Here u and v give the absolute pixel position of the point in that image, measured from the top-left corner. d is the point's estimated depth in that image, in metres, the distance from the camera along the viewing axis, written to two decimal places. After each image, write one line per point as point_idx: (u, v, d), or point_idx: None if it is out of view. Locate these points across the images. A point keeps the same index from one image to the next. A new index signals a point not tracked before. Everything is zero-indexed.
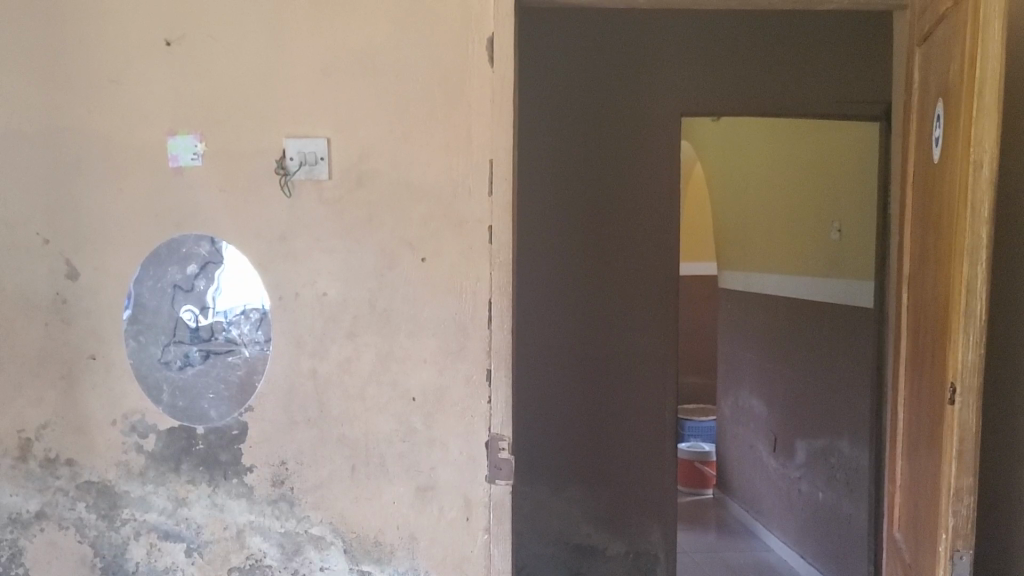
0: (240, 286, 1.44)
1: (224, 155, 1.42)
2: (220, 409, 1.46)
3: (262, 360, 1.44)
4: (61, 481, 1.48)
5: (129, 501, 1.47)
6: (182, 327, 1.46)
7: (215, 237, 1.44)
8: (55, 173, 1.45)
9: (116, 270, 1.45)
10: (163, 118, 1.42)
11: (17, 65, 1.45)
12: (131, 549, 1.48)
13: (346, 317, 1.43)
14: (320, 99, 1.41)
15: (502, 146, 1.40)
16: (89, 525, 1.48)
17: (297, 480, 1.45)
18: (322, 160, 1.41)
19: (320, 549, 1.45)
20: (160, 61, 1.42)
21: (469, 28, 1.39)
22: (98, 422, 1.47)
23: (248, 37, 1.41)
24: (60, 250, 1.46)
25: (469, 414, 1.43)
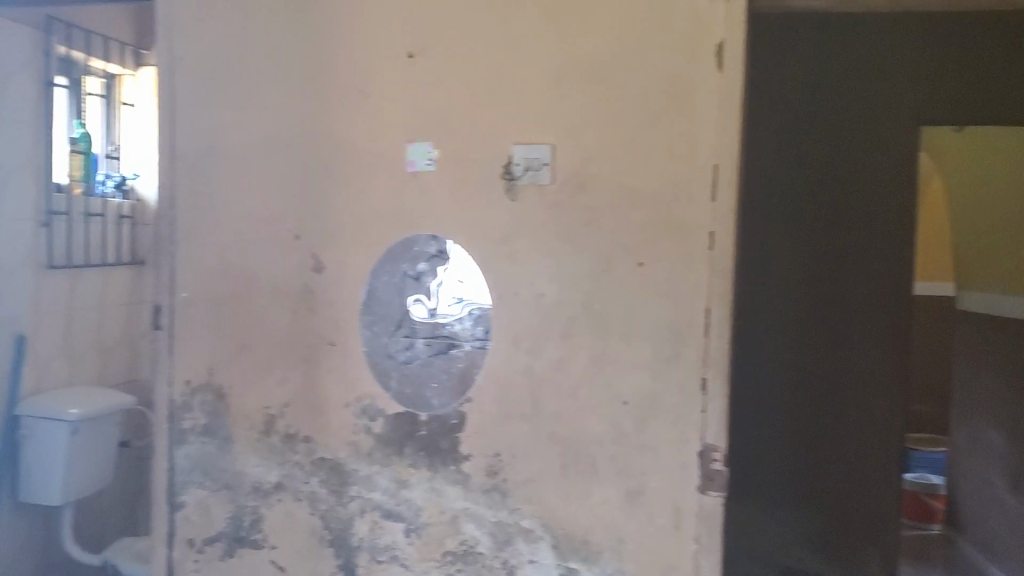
0: (464, 283, 1.50)
1: (456, 160, 1.49)
2: (442, 398, 1.53)
3: (482, 355, 1.50)
4: (298, 456, 1.61)
5: (357, 480, 1.58)
6: (413, 319, 1.54)
7: (444, 235, 1.51)
8: (307, 175, 1.58)
9: (355, 264, 1.56)
10: (403, 125, 1.52)
11: (278, 77, 1.59)
12: (356, 525, 1.58)
13: (562, 318, 1.46)
14: (546, 107, 1.45)
15: (726, 152, 1.38)
16: (320, 499, 1.60)
17: (510, 473, 1.50)
18: (546, 166, 1.45)
19: (529, 542, 1.49)
20: (402, 72, 1.52)
21: (698, 34, 1.39)
22: (331, 404, 1.59)
23: (484, 48, 1.48)
24: (308, 244, 1.58)
25: (682, 422, 1.42)
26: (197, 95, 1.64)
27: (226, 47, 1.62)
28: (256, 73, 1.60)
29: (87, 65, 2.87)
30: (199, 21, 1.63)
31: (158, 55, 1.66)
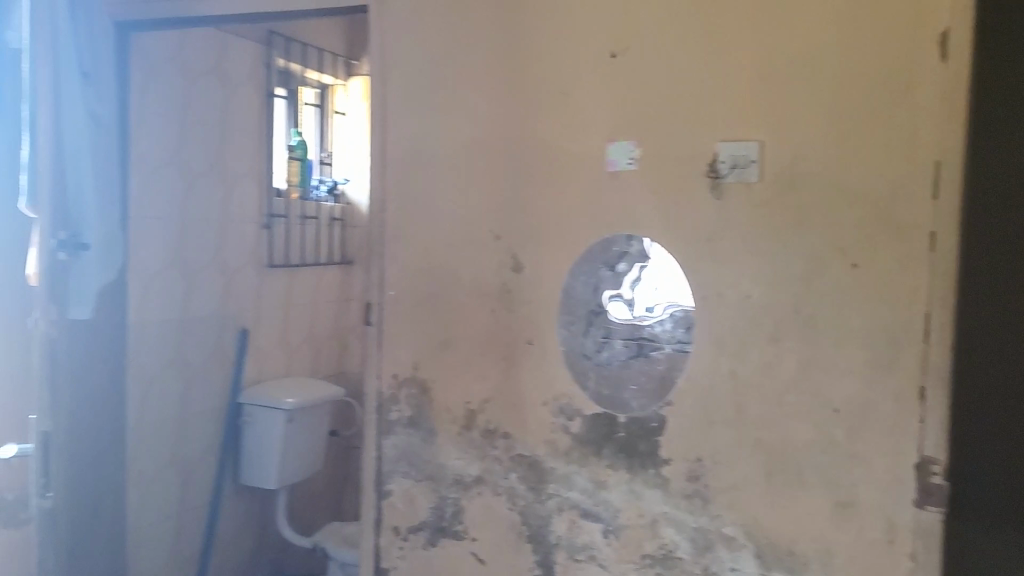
0: (664, 284, 1.51)
1: (657, 159, 1.50)
2: (641, 400, 1.54)
3: (682, 357, 1.50)
4: (498, 452, 1.66)
5: (555, 478, 1.62)
6: (611, 320, 1.56)
7: (644, 237, 1.52)
8: (509, 178, 1.63)
9: (555, 264, 1.60)
10: (604, 125, 1.54)
11: (482, 79, 1.64)
12: (554, 522, 1.62)
13: (767, 322, 1.44)
14: (750, 103, 1.43)
15: (947, 147, 1.31)
16: (519, 495, 1.65)
17: (711, 478, 1.49)
18: (753, 163, 1.43)
19: (731, 549, 1.48)
20: (604, 72, 1.54)
21: (918, 20, 1.31)
22: (532, 402, 1.63)
23: (686, 47, 1.47)
24: (508, 244, 1.63)
25: (898, 433, 1.36)
26: (404, 99, 1.71)
27: (431, 52, 1.68)
28: (460, 79, 1.66)
29: (303, 76, 3.03)
30: (407, 28, 1.70)
31: (370, 64, 1.74)
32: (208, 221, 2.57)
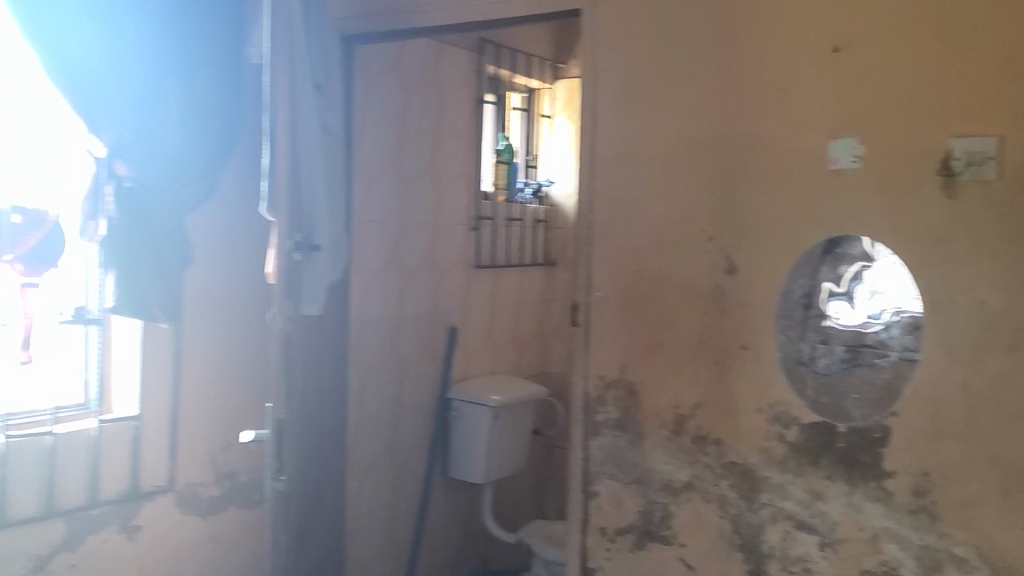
0: (887, 291, 1.54)
1: (881, 158, 1.52)
2: (864, 410, 1.56)
3: (909, 366, 1.51)
4: (708, 458, 1.72)
5: (768, 487, 1.65)
6: (831, 327, 1.63)
7: (865, 237, 1.55)
8: (724, 177, 1.70)
9: (770, 266, 1.65)
10: (825, 122, 1.58)
11: (701, 78, 1.72)
12: (767, 532, 1.66)
13: (1005, 331, 1.42)
14: (981, 96, 1.43)
15: None
16: (731, 502, 1.70)
17: (939, 495, 1.48)
18: (991, 159, 1.42)
19: (963, 571, 1.46)
20: (827, 67, 1.58)
21: None
22: (745, 408, 1.68)
23: (918, 38, 1.49)
24: (721, 246, 1.70)
25: None
26: (620, 101, 1.81)
27: (649, 54, 1.78)
28: (678, 79, 1.74)
29: (512, 83, 3.27)
30: (625, 31, 1.80)
31: (581, 70, 1.86)
32: (422, 224, 2.78)
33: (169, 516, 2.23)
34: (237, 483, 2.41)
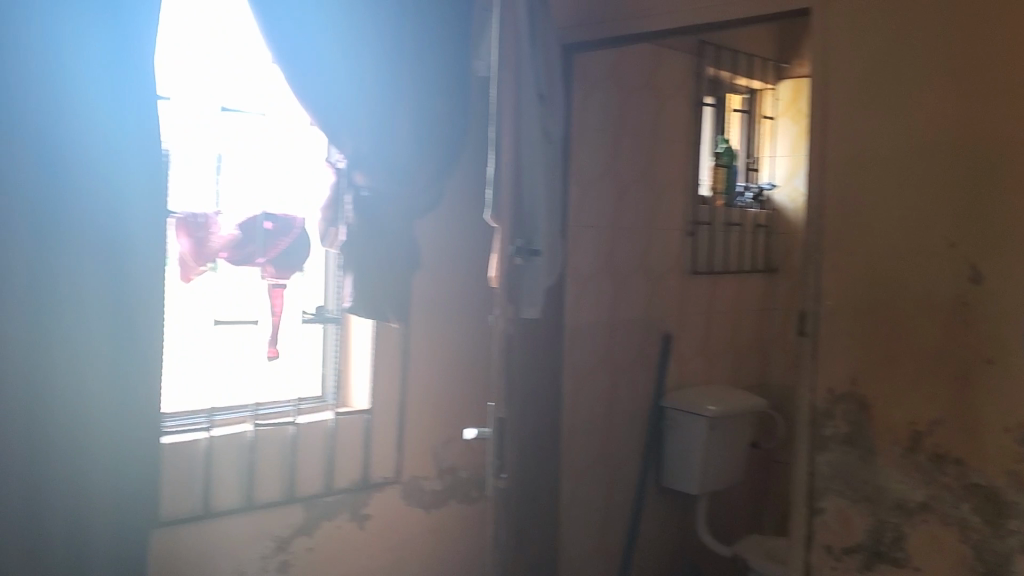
0: None
1: None
2: None
3: None
4: (947, 479, 1.77)
5: (1012, 514, 1.68)
6: None
7: None
8: (968, 184, 1.73)
9: (1016, 272, 1.68)
10: None
11: (943, 84, 1.77)
12: (1010, 559, 1.69)
13: None
14: None
15: None
16: (971, 527, 1.74)
17: None
18: None
19: None
20: None
21: None
22: (988, 428, 1.71)
23: None
24: (964, 253, 1.74)
25: None
26: (857, 109, 1.88)
27: (886, 62, 1.84)
28: (913, 91, 1.81)
29: (732, 84, 3.19)
30: (859, 39, 1.87)
31: (813, 82, 1.93)
32: (637, 230, 2.81)
33: (395, 508, 2.36)
34: (457, 479, 2.52)
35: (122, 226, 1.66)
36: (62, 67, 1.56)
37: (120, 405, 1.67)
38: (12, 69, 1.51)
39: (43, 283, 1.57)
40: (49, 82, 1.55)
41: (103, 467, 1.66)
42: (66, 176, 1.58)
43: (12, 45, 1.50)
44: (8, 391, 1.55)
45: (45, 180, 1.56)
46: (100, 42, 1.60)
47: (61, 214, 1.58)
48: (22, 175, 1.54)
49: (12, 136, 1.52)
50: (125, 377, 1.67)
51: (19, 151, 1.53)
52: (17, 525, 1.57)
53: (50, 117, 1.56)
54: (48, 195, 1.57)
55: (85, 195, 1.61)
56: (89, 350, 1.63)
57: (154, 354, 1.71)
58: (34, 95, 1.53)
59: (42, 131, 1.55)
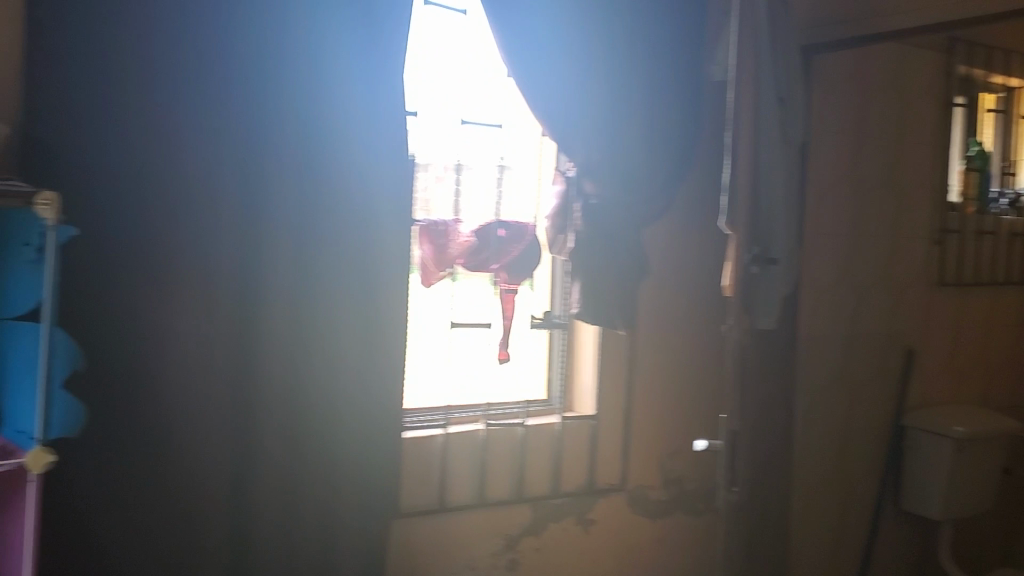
0: None
1: None
2: None
3: None
4: None
5: None
6: None
7: None
8: None
9: None
10: None
11: None
12: None
13: None
14: None
15: None
16: None
17: None
18: None
19: None
20: None
21: None
22: None
23: None
24: None
25: None
26: None
27: None
28: None
29: (985, 83, 2.93)
30: None
31: None
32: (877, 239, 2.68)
33: (620, 515, 2.37)
34: (683, 490, 2.49)
35: (375, 234, 1.78)
36: (327, 87, 1.70)
37: (369, 400, 1.80)
38: (284, 90, 1.66)
39: (308, 287, 1.71)
40: (315, 102, 1.69)
41: (353, 457, 1.79)
42: (328, 188, 1.72)
43: (284, 68, 1.65)
44: (275, 400, 1.69)
45: (311, 192, 1.70)
46: (359, 63, 1.74)
47: (324, 223, 1.72)
48: (293, 188, 1.68)
49: (285, 153, 1.67)
50: (370, 403, 1.80)
51: (290, 165, 1.67)
52: (277, 534, 1.70)
53: (315, 134, 1.70)
54: (313, 206, 1.70)
55: (345, 207, 1.74)
56: (345, 372, 1.77)
57: (396, 381, 1.84)
58: (302, 114, 1.68)
59: (308, 147, 1.69)
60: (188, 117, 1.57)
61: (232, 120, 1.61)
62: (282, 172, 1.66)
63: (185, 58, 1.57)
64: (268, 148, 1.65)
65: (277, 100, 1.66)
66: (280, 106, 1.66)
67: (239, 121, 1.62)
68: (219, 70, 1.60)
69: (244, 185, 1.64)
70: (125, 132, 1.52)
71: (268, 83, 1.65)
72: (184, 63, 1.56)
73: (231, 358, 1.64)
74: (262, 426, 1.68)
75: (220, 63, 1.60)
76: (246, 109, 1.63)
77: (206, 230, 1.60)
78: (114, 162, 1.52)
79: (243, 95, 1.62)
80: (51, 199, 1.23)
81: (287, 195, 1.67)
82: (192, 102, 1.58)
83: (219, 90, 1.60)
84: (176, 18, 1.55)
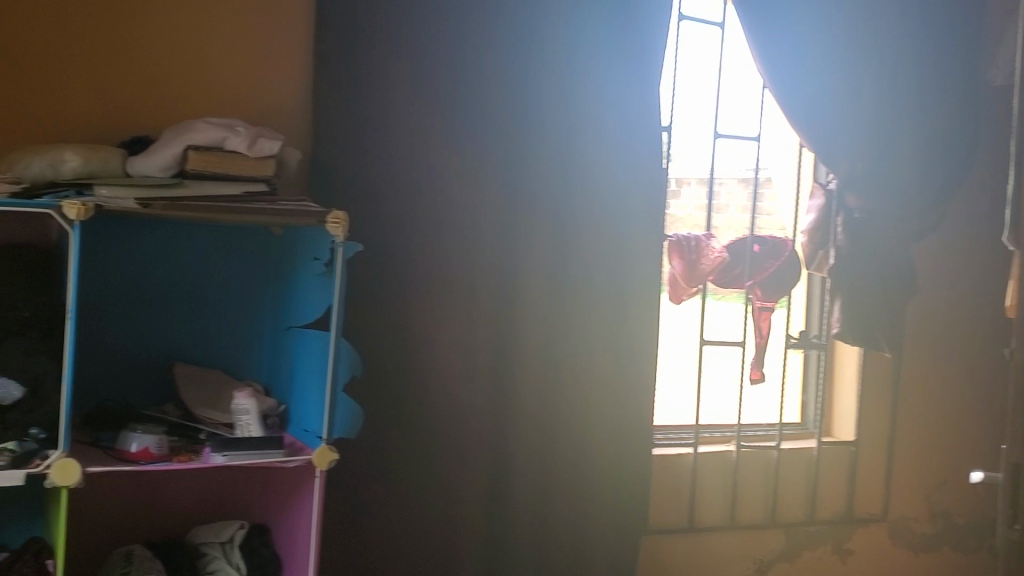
0: None
1: None
2: None
3: None
4: None
5: None
6: None
7: None
8: None
9: None
10: None
11: None
12: None
13: None
14: None
15: None
16: None
17: None
18: None
19: None
20: None
21: None
22: None
23: None
24: None
25: None
26: None
27: None
28: None
29: None
30: None
31: None
32: None
33: (882, 546, 2.23)
34: (953, 524, 2.31)
35: (628, 245, 1.78)
36: (587, 118, 1.74)
37: (621, 411, 1.80)
38: (545, 111, 1.72)
39: (559, 292, 1.74)
40: (569, 112, 1.73)
41: (602, 465, 1.80)
42: (581, 195, 1.74)
43: (545, 98, 1.72)
44: (528, 425, 1.73)
45: (564, 201, 1.73)
46: (616, 74, 1.75)
47: (577, 230, 1.75)
48: (548, 198, 1.72)
49: (539, 161, 1.72)
50: (620, 436, 1.80)
51: (549, 194, 1.72)
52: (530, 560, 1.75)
53: (569, 144, 1.73)
54: (565, 214, 1.74)
55: (601, 227, 1.76)
56: (595, 400, 1.78)
57: (643, 416, 1.82)
58: (556, 125, 1.72)
59: (562, 156, 1.73)
60: (450, 132, 1.67)
61: (490, 132, 1.69)
62: (536, 180, 1.71)
63: (449, 79, 1.66)
64: (524, 158, 1.71)
65: (533, 112, 1.71)
66: (535, 117, 1.71)
67: (503, 152, 1.70)
68: (480, 87, 1.68)
69: (503, 211, 1.71)
70: (399, 169, 1.64)
71: (524, 96, 1.71)
72: (448, 83, 1.66)
73: (489, 385, 1.71)
74: (516, 453, 1.73)
75: (481, 80, 1.68)
76: (506, 122, 1.70)
77: (465, 238, 1.69)
78: (388, 199, 1.64)
79: (501, 108, 1.69)
80: (341, 218, 1.38)
81: (540, 202, 1.72)
82: (454, 117, 1.67)
83: (479, 105, 1.68)
84: (446, 58, 1.66)
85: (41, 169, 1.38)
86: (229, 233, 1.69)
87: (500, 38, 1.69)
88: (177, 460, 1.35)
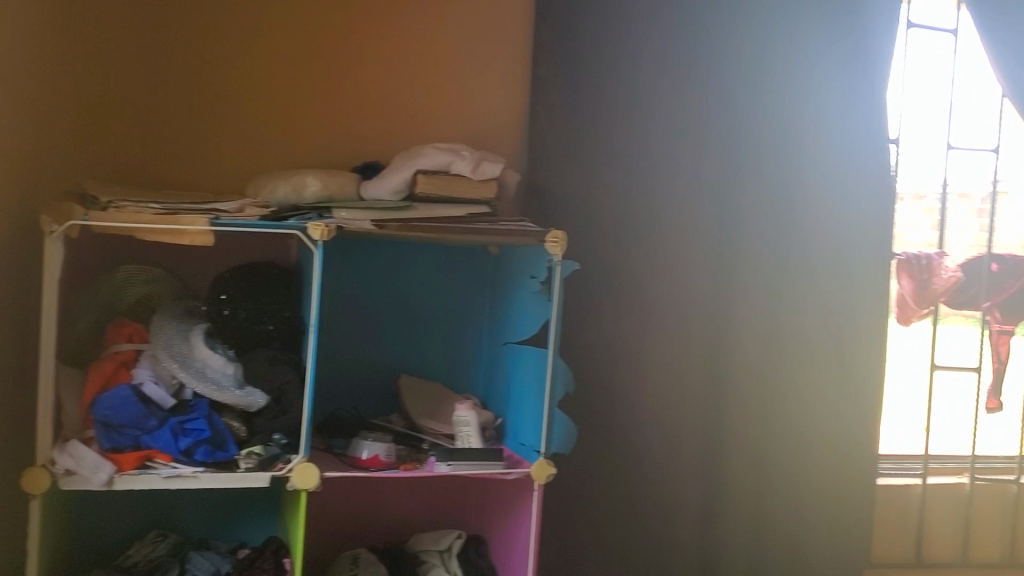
0: None
1: None
2: None
3: None
4: None
5: None
6: None
7: None
8: None
9: None
10: None
11: None
12: None
13: None
14: None
15: None
16: None
17: None
18: None
19: None
20: None
21: None
22: None
23: None
24: None
25: None
26: None
27: None
28: None
29: None
30: None
31: None
32: None
33: None
34: None
35: (857, 253, 1.62)
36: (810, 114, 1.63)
37: (846, 432, 1.63)
38: (759, 110, 1.65)
39: (779, 303, 1.63)
40: (792, 121, 1.64)
41: (824, 505, 1.64)
42: (804, 209, 1.63)
43: (760, 96, 1.65)
44: (744, 440, 1.66)
45: (782, 203, 1.64)
46: (842, 78, 1.61)
47: (796, 235, 1.63)
48: (763, 200, 1.64)
49: (756, 163, 1.64)
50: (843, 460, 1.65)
51: (764, 197, 1.64)
52: None
53: (789, 142, 1.64)
54: (784, 215, 1.64)
55: (824, 231, 1.63)
56: (815, 420, 1.64)
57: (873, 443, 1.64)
58: (773, 125, 1.65)
59: (783, 169, 1.64)
60: (665, 151, 1.66)
61: (707, 150, 1.66)
62: (753, 192, 1.64)
63: (664, 92, 1.66)
64: (740, 160, 1.65)
65: (749, 112, 1.65)
66: (755, 131, 1.65)
67: (718, 156, 1.65)
68: (695, 104, 1.66)
69: (718, 217, 1.66)
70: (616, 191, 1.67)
71: (741, 98, 1.65)
72: (662, 103, 1.66)
73: (704, 399, 1.66)
74: (733, 468, 1.66)
75: (696, 98, 1.66)
76: (720, 125, 1.66)
77: (680, 244, 1.66)
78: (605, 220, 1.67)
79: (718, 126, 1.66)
80: (560, 237, 1.41)
81: (757, 203, 1.64)
82: (668, 137, 1.66)
83: (694, 123, 1.66)
84: (661, 77, 1.66)
85: (285, 193, 1.48)
86: (449, 253, 1.76)
87: (716, 52, 1.66)
88: (402, 468, 1.41)
